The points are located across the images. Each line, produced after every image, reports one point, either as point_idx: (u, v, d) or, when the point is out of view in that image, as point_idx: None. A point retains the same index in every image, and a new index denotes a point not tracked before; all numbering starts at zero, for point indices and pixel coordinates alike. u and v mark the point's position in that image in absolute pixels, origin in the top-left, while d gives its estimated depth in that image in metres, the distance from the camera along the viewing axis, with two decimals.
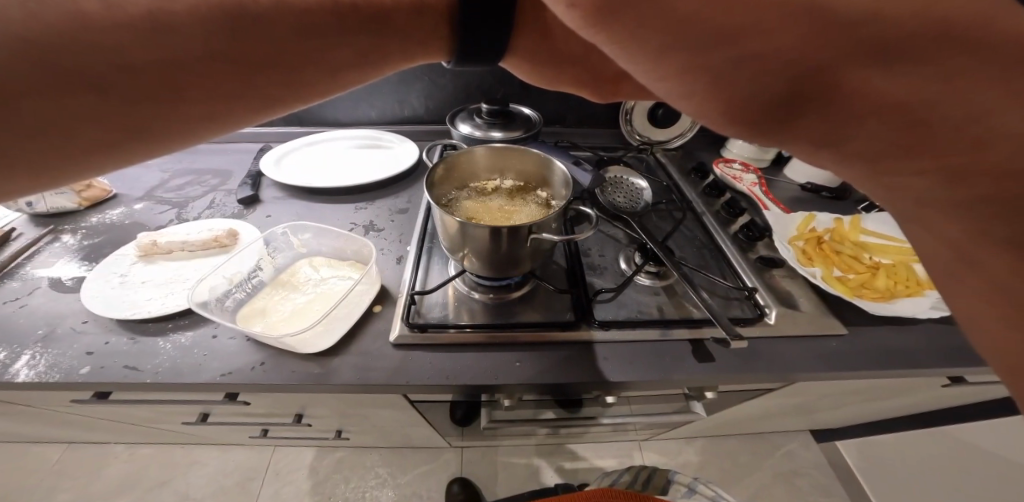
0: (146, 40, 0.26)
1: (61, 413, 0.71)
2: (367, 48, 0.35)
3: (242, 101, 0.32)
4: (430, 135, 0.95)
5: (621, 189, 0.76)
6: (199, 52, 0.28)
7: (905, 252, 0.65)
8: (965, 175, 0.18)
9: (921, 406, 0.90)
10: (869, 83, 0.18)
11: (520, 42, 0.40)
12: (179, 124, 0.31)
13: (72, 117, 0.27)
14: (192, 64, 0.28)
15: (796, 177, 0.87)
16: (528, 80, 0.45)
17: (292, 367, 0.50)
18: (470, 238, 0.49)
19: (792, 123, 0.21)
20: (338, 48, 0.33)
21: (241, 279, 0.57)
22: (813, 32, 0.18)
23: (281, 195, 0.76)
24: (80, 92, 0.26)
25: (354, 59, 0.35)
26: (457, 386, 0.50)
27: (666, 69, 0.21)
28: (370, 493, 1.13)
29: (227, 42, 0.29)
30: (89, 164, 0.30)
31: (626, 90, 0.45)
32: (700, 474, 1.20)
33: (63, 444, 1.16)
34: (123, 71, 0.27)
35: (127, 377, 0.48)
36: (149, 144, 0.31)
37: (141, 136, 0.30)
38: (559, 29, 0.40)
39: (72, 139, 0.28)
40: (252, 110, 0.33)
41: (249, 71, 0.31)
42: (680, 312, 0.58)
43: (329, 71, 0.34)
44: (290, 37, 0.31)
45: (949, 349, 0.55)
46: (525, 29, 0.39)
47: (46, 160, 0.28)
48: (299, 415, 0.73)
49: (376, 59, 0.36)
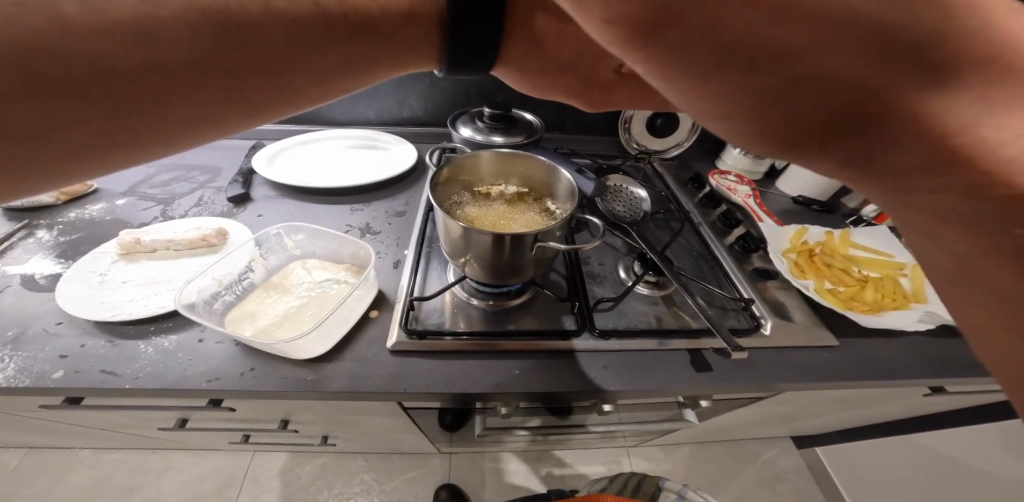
0: (131, 47, 0.25)
1: (29, 419, 0.67)
2: (358, 55, 0.34)
3: (233, 107, 0.31)
4: (428, 137, 0.94)
5: (621, 198, 0.75)
6: (184, 57, 0.27)
7: (891, 266, 0.67)
8: (992, 196, 0.18)
9: (899, 415, 0.93)
10: (915, 103, 0.18)
11: (512, 51, 0.40)
12: (168, 129, 0.30)
13: (53, 122, 0.26)
14: (177, 69, 0.27)
15: (788, 190, 0.89)
16: (520, 87, 0.45)
17: (282, 374, 0.48)
18: (472, 244, 0.48)
19: (827, 140, 0.21)
20: (328, 55, 0.32)
21: (231, 280, 0.54)
22: (864, 54, 0.18)
23: (273, 194, 0.74)
24: (58, 99, 0.25)
25: (344, 65, 0.34)
26: (454, 394, 0.49)
27: (715, 87, 0.21)
28: (355, 499, 1.10)
29: (217, 50, 0.28)
30: (72, 170, 0.29)
31: (619, 100, 0.46)
32: (686, 479, 1.22)
33: (24, 449, 1.09)
34: (108, 77, 0.25)
35: (104, 382, 0.46)
36: (135, 149, 0.30)
37: (121, 141, 0.29)
38: (549, 42, 0.40)
39: (47, 144, 0.26)
40: (240, 116, 0.32)
41: (236, 76, 0.30)
42: (677, 322, 0.58)
43: (317, 78, 0.33)
44: (279, 42, 0.30)
45: (935, 362, 0.57)
46: (514, 39, 0.39)
47: (26, 168, 0.27)
48: (285, 421, 0.71)
49: (364, 64, 0.35)
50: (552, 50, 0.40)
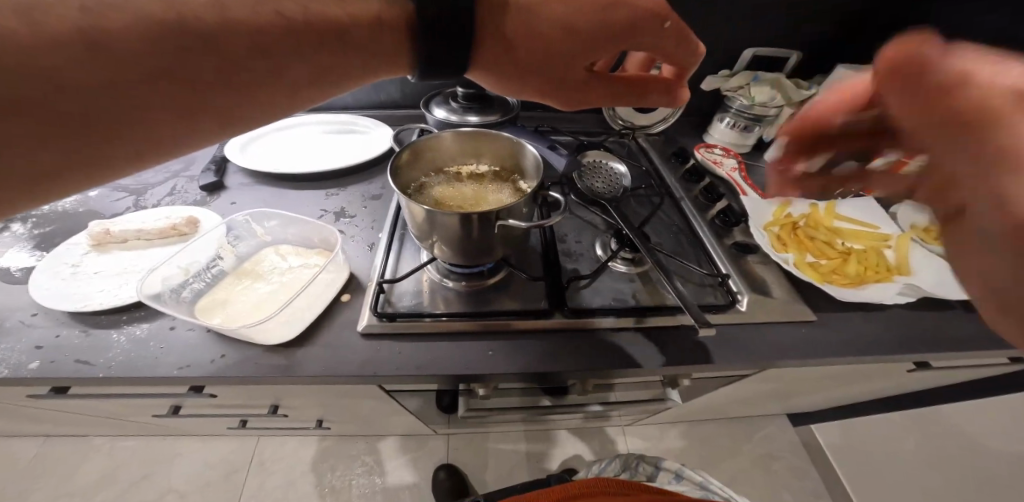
0: (111, 57, 0.27)
1: (28, 408, 0.69)
2: (328, 64, 0.35)
3: (217, 116, 0.33)
4: (407, 120, 0.92)
5: (599, 174, 0.73)
6: (164, 66, 0.29)
7: (876, 239, 0.65)
8: None
9: (894, 392, 0.91)
10: None
11: (485, 54, 0.39)
12: (162, 138, 0.32)
13: (56, 132, 0.28)
14: (163, 79, 0.29)
15: (775, 163, 0.86)
16: (496, 90, 0.44)
17: (253, 359, 0.49)
18: (437, 226, 0.47)
19: None
20: (299, 65, 0.34)
21: (199, 269, 0.54)
22: None
23: (248, 182, 0.73)
24: (59, 109, 0.27)
25: (316, 75, 0.36)
26: (425, 376, 0.49)
27: None
28: (356, 480, 1.13)
29: (195, 62, 0.30)
30: (83, 179, 0.31)
31: (593, 98, 0.46)
32: (681, 458, 1.24)
33: (41, 438, 1.13)
34: (100, 86, 0.27)
35: (78, 371, 0.46)
36: (134, 156, 0.32)
37: (121, 149, 0.31)
38: (521, 43, 0.38)
39: (60, 153, 0.29)
40: (226, 125, 0.34)
41: (218, 86, 0.32)
42: (654, 299, 0.58)
43: (291, 87, 0.35)
44: (247, 55, 0.31)
45: (915, 335, 0.55)
46: (485, 40, 0.38)
47: (41, 175, 0.29)
48: (275, 406, 0.72)
49: (340, 75, 0.37)
50: (525, 54, 0.39)
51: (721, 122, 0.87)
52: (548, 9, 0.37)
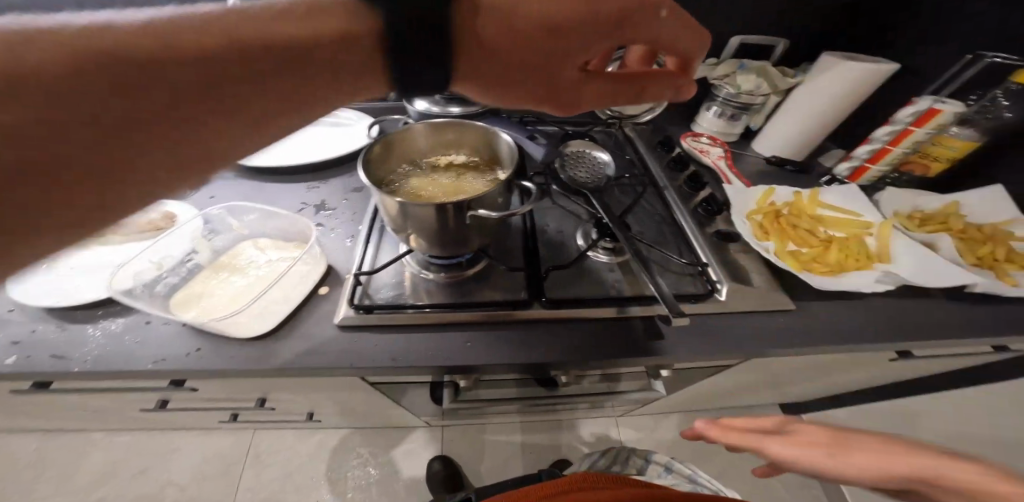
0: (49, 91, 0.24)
1: (18, 403, 0.69)
2: (302, 79, 0.32)
3: (181, 147, 0.29)
4: (391, 112, 0.92)
5: (583, 163, 0.72)
6: (111, 90, 0.25)
7: (858, 227, 0.65)
8: None
9: (881, 382, 0.91)
10: None
11: (468, 62, 0.37)
12: (120, 182, 0.27)
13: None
14: (112, 106, 0.26)
15: (762, 151, 0.85)
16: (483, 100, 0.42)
17: (228, 353, 0.48)
18: (411, 218, 0.47)
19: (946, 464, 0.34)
20: (270, 83, 0.31)
21: (174, 263, 0.54)
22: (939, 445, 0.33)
23: (228, 176, 0.73)
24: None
25: (291, 95, 0.32)
26: (402, 368, 0.49)
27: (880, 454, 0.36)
28: (352, 472, 1.14)
29: (150, 84, 0.27)
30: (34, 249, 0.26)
31: (592, 96, 0.44)
32: (673, 447, 1.24)
33: (40, 434, 1.14)
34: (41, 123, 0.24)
35: (52, 366, 0.46)
36: (90, 210, 0.27)
37: (72, 200, 0.26)
38: (506, 45, 0.37)
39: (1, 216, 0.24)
40: (195, 157, 0.30)
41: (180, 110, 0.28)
42: (634, 289, 0.57)
43: (263, 107, 0.32)
44: (207, 74, 0.28)
45: (894, 324, 0.55)
46: (466, 46, 0.36)
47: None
48: (263, 399, 0.72)
49: (321, 91, 0.34)
50: (511, 56, 0.37)
51: (708, 111, 0.86)
52: (526, 6, 0.35)
